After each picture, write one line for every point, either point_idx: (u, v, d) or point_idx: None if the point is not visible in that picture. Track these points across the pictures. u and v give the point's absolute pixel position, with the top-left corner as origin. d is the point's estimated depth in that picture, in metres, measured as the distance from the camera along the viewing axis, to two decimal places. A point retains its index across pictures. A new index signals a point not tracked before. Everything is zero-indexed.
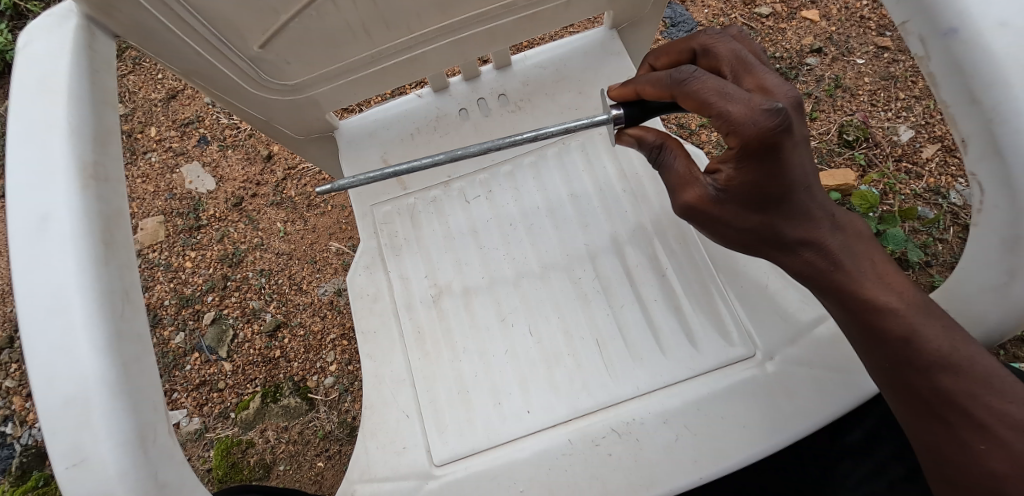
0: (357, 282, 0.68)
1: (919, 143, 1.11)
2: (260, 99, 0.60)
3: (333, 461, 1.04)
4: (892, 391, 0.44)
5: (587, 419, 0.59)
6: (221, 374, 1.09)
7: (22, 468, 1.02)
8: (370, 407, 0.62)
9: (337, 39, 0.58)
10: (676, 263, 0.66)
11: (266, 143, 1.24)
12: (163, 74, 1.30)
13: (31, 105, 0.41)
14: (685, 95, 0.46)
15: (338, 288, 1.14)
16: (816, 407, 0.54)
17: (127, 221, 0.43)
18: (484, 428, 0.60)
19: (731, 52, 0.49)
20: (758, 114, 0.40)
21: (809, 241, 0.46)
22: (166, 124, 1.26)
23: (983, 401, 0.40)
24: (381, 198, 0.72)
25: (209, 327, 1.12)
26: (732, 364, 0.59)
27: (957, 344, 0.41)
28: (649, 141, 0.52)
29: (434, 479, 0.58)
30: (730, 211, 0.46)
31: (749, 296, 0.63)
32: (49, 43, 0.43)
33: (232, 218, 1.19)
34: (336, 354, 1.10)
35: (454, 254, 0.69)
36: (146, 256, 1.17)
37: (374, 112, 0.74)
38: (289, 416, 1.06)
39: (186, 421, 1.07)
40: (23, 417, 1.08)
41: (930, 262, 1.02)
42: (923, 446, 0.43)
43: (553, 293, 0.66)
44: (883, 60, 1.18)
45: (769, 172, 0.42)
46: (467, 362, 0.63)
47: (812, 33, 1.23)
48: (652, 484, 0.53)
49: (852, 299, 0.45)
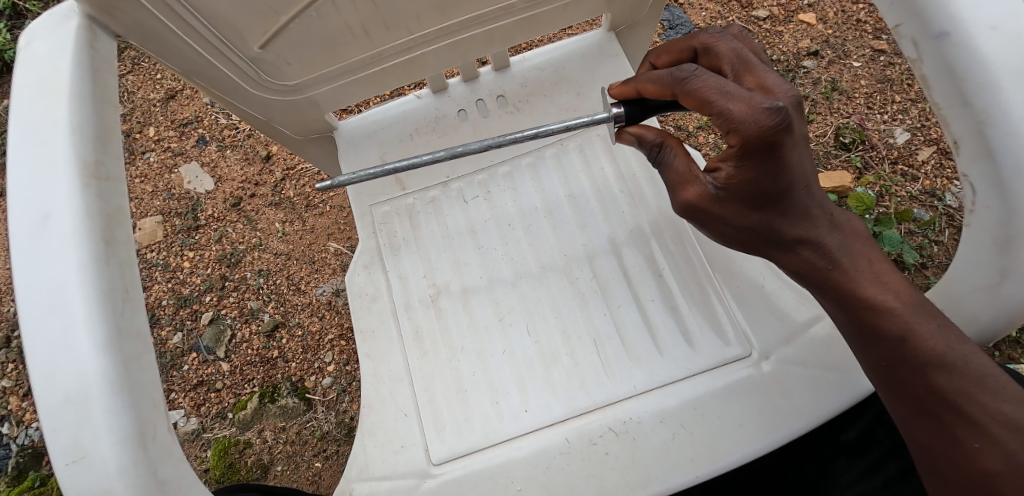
0: (356, 282, 0.68)
1: (915, 146, 1.12)
2: (260, 99, 0.60)
3: (331, 462, 1.04)
4: (889, 389, 0.45)
5: (584, 419, 0.59)
6: (219, 374, 1.09)
7: (18, 469, 1.02)
8: (369, 406, 0.62)
9: (337, 40, 0.58)
10: (673, 263, 0.67)
11: (265, 143, 1.25)
12: (162, 74, 1.31)
13: (34, 105, 0.41)
14: (686, 93, 0.46)
15: (337, 288, 1.14)
16: (812, 406, 0.55)
17: (128, 220, 0.43)
18: (482, 427, 0.60)
19: (732, 51, 0.50)
20: (758, 112, 0.40)
21: (806, 239, 0.46)
22: (164, 124, 1.27)
23: (977, 400, 0.40)
24: (380, 198, 0.72)
25: (206, 327, 1.12)
26: (729, 363, 0.60)
27: (952, 342, 0.42)
28: (649, 140, 0.53)
29: (431, 477, 0.58)
30: (729, 210, 0.47)
31: (745, 296, 0.63)
32: (51, 42, 0.43)
33: (230, 218, 1.19)
34: (335, 355, 1.10)
35: (453, 254, 0.70)
36: (144, 255, 1.17)
37: (375, 111, 0.74)
38: (287, 417, 1.06)
39: (183, 421, 1.07)
40: (20, 417, 1.08)
41: (926, 263, 1.03)
42: (918, 444, 0.43)
43: (551, 293, 0.67)
44: (879, 63, 1.19)
45: (768, 170, 0.43)
46: (465, 361, 0.64)
47: (809, 36, 1.24)
48: (647, 483, 0.54)
49: (850, 297, 0.45)
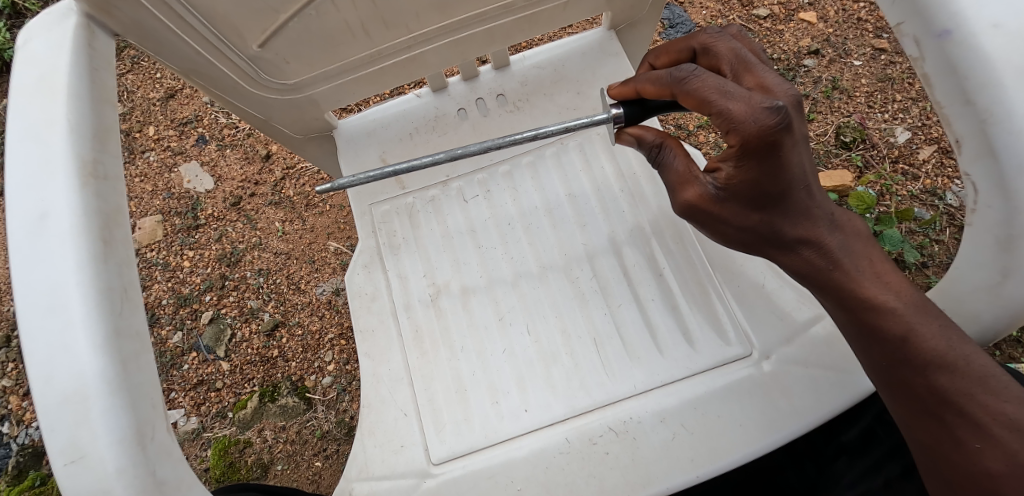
0: (355, 281, 0.68)
1: (916, 145, 1.11)
2: (259, 98, 0.60)
3: (331, 461, 1.04)
4: (890, 389, 0.45)
5: (584, 418, 0.59)
6: (219, 373, 1.09)
7: (18, 468, 1.02)
8: (368, 405, 0.62)
9: (336, 39, 0.58)
10: (673, 262, 0.66)
11: (265, 142, 1.25)
12: (162, 74, 1.31)
13: (32, 104, 0.41)
14: (685, 93, 0.46)
15: (337, 288, 1.14)
16: (812, 406, 0.54)
17: (126, 220, 0.43)
18: (482, 426, 0.60)
19: (731, 51, 0.50)
20: (758, 112, 0.41)
21: (807, 240, 0.46)
22: (164, 123, 1.26)
23: (978, 400, 0.40)
24: (379, 197, 0.72)
25: (206, 326, 1.12)
26: (729, 363, 0.60)
27: (954, 343, 0.41)
28: (648, 140, 0.52)
29: (431, 477, 0.58)
30: (730, 210, 0.46)
31: (746, 296, 0.63)
32: (49, 40, 0.43)
33: (230, 218, 1.19)
34: (335, 354, 1.10)
35: (452, 254, 0.69)
36: (144, 255, 1.17)
37: (374, 111, 0.74)
38: (287, 416, 1.06)
39: (183, 420, 1.07)
40: (20, 417, 1.07)
41: (926, 262, 1.03)
42: (919, 445, 0.43)
43: (550, 293, 0.67)
44: (880, 61, 1.19)
45: (768, 170, 0.42)
46: (465, 361, 0.64)
47: (809, 35, 1.24)
48: (648, 483, 0.54)
49: (851, 297, 0.45)
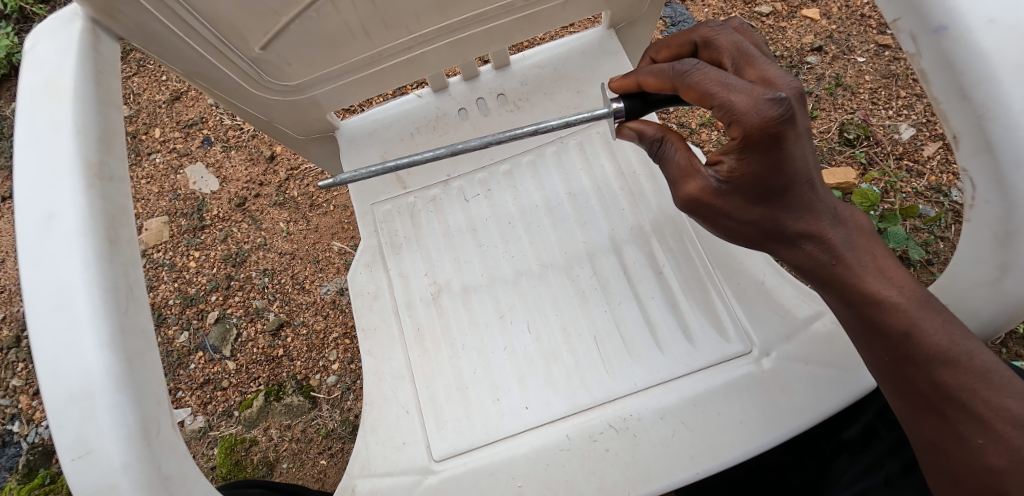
0: (357, 280, 0.69)
1: (920, 141, 1.11)
2: (262, 99, 0.60)
3: (335, 459, 1.05)
4: (892, 385, 0.45)
5: (584, 416, 0.59)
6: (224, 373, 1.10)
7: (29, 467, 1.03)
8: (370, 403, 0.62)
9: (338, 40, 0.59)
10: (674, 259, 0.67)
11: (269, 143, 1.26)
12: (167, 76, 1.32)
13: (38, 107, 0.42)
14: (686, 87, 0.46)
15: (340, 287, 1.15)
16: (812, 403, 0.54)
17: (132, 219, 0.43)
18: (483, 423, 0.60)
19: (732, 44, 0.50)
20: (760, 103, 0.41)
21: (810, 234, 0.46)
22: (169, 126, 1.28)
23: (981, 396, 0.40)
24: (381, 197, 0.73)
25: (213, 325, 1.13)
26: (729, 360, 0.60)
27: (957, 338, 0.42)
28: (648, 135, 0.53)
29: (433, 474, 0.59)
30: (732, 203, 0.47)
31: (746, 293, 0.63)
32: (56, 45, 0.44)
33: (235, 218, 1.20)
34: (338, 353, 1.11)
35: (454, 253, 0.70)
36: (150, 256, 1.18)
37: (375, 111, 0.75)
38: (292, 415, 1.07)
39: (190, 419, 1.08)
40: (30, 416, 1.09)
41: (931, 259, 1.02)
42: (922, 441, 0.43)
43: (552, 292, 0.67)
44: (883, 58, 1.18)
45: (771, 163, 0.43)
46: (466, 359, 0.64)
47: (812, 32, 1.24)
48: (647, 480, 0.54)
49: (854, 292, 0.45)
